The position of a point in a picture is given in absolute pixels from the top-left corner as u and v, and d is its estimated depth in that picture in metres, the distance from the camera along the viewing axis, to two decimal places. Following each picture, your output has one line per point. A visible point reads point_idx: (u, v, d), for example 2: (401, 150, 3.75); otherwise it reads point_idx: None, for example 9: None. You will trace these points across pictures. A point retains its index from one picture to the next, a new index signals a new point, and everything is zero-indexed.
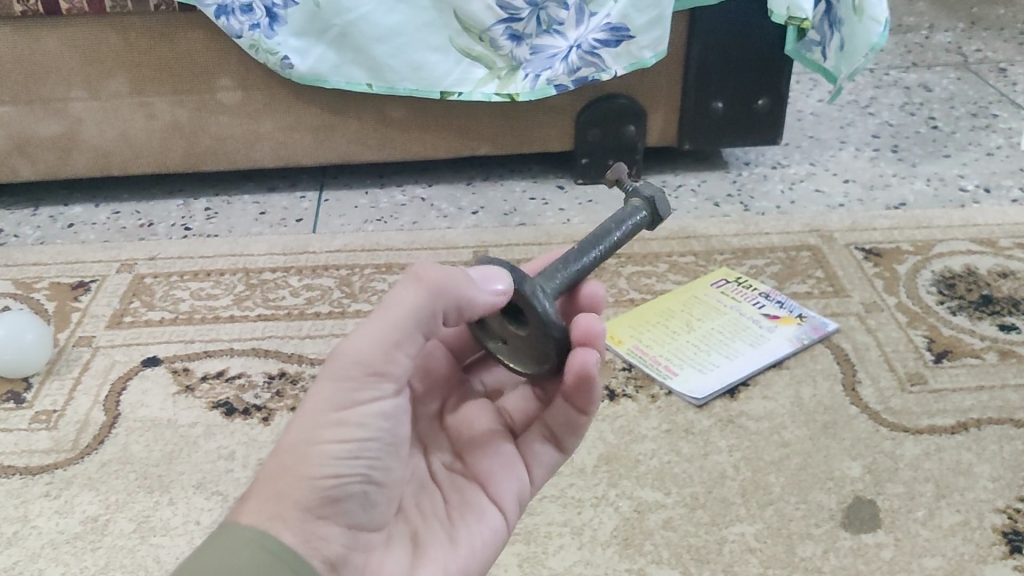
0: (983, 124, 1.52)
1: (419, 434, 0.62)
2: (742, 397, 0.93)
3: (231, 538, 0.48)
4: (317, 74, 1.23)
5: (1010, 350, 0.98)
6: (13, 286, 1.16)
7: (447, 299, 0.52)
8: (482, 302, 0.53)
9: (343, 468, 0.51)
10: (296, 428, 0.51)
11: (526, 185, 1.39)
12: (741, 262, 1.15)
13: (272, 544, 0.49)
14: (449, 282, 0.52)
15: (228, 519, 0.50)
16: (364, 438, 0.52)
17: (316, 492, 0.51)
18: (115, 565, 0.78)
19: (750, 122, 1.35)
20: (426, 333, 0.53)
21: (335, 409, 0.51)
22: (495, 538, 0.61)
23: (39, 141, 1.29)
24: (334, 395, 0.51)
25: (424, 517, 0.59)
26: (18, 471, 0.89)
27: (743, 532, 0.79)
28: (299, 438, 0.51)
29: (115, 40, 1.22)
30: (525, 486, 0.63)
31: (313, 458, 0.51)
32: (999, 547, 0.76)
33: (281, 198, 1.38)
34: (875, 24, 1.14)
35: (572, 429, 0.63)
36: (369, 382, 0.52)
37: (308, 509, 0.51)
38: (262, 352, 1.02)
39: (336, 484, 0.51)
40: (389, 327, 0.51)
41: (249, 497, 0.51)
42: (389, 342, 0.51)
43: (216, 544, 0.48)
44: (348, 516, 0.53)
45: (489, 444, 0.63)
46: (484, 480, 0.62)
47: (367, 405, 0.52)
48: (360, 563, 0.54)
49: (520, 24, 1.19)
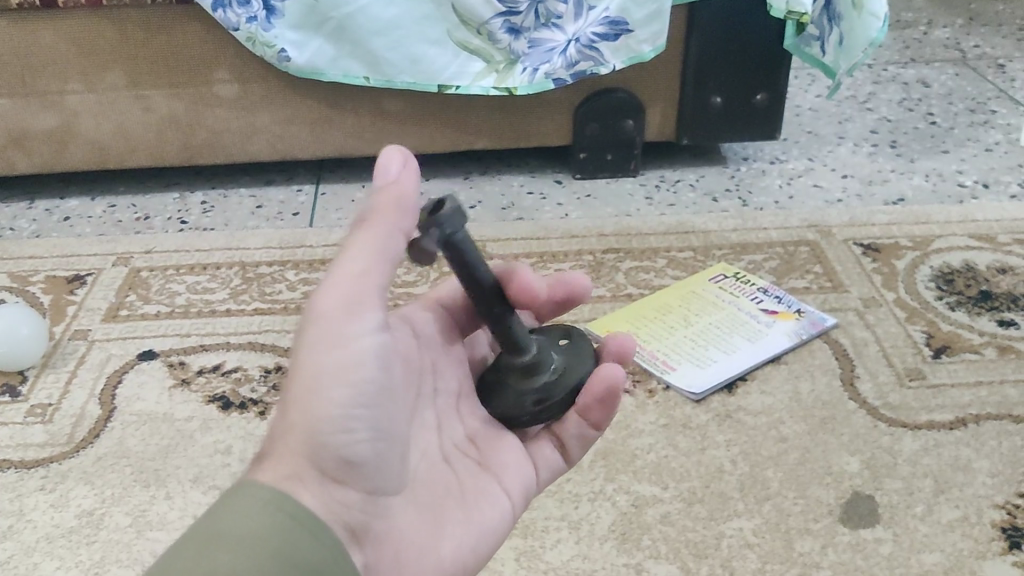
0: (982, 120, 1.52)
1: (441, 407, 0.62)
2: (740, 392, 0.93)
3: (246, 498, 0.47)
4: (314, 67, 1.22)
5: (1009, 345, 0.98)
6: (8, 279, 1.15)
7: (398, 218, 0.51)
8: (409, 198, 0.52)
9: (350, 422, 0.51)
10: (301, 382, 0.51)
11: (523, 180, 1.38)
12: (739, 257, 1.15)
13: (289, 506, 0.47)
14: (399, 201, 0.51)
15: (241, 480, 0.49)
16: (364, 382, 0.51)
17: (326, 448, 0.50)
18: (111, 559, 0.78)
19: (749, 117, 1.34)
20: (393, 258, 0.51)
21: (328, 354, 0.50)
22: (504, 524, 0.60)
23: (35, 135, 1.28)
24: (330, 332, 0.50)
25: (439, 493, 0.58)
26: (13, 465, 0.88)
27: (741, 527, 0.78)
28: (303, 393, 0.50)
29: (111, 33, 1.21)
30: (531, 479, 0.63)
31: (317, 413, 0.50)
32: (998, 543, 0.76)
33: (277, 192, 1.37)
34: (875, 19, 1.14)
35: (581, 441, 0.64)
36: (347, 316, 0.51)
37: (322, 469, 0.50)
38: (258, 346, 1.02)
39: (345, 440, 0.51)
40: (363, 259, 0.50)
41: (263, 459, 0.50)
42: (368, 275, 0.50)
43: (231, 501, 0.47)
44: (362, 478, 0.52)
45: (504, 435, 0.63)
46: (498, 468, 0.61)
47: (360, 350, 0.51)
48: (379, 530, 0.53)
49: (518, 18, 1.18)
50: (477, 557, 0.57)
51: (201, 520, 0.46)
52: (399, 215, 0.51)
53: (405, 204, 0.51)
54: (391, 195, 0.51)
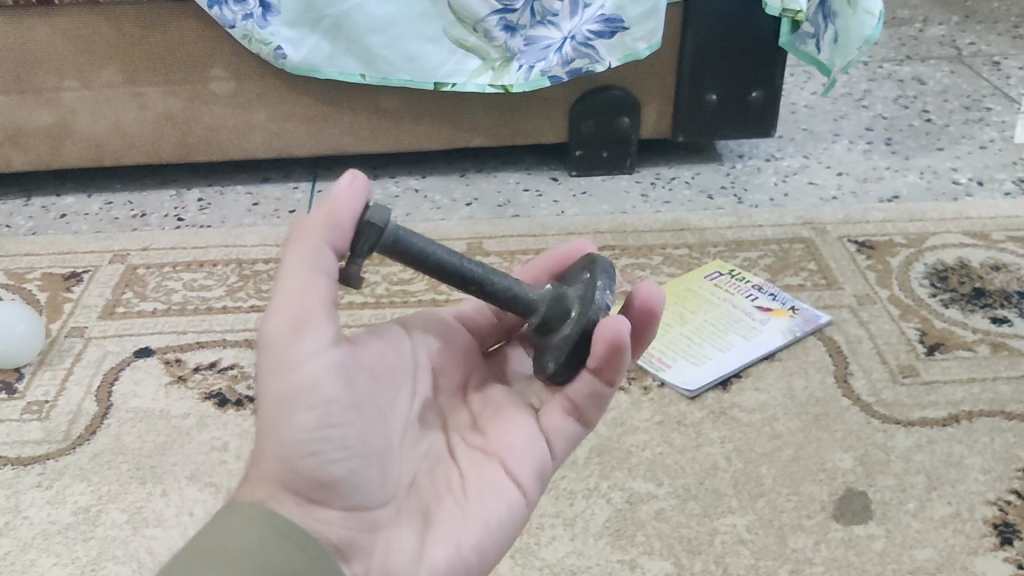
0: (977, 117, 1.52)
1: (437, 408, 0.62)
2: (734, 389, 0.93)
3: (238, 513, 0.49)
4: (311, 65, 1.22)
5: (1002, 343, 0.98)
6: (4, 277, 1.15)
7: (324, 232, 0.50)
8: (340, 205, 0.50)
9: (314, 442, 0.51)
10: (266, 408, 0.51)
11: (520, 177, 1.39)
12: (734, 255, 1.15)
13: (275, 521, 0.50)
14: (325, 216, 0.50)
15: (232, 501, 0.52)
16: (326, 400, 0.51)
17: (295, 469, 0.51)
18: (108, 556, 0.78)
19: (744, 115, 1.34)
20: (330, 273, 0.51)
21: (287, 378, 0.50)
22: (514, 514, 0.58)
23: (31, 132, 1.28)
24: (280, 362, 0.50)
25: (436, 494, 0.58)
26: (9, 462, 0.89)
27: (735, 524, 0.79)
28: (269, 421, 0.51)
29: (107, 30, 1.21)
30: (543, 458, 0.60)
31: (283, 435, 0.51)
32: (989, 539, 0.77)
33: (274, 189, 1.37)
34: (870, 17, 1.14)
35: (597, 402, 0.59)
36: (297, 341, 0.50)
37: (296, 490, 0.51)
38: (254, 344, 1.02)
39: (313, 459, 0.51)
40: (295, 281, 0.50)
41: (247, 481, 0.53)
42: (310, 295, 0.50)
43: (226, 517, 0.50)
44: (338, 495, 0.52)
45: (509, 419, 0.61)
46: (503, 454, 0.59)
47: (315, 372, 0.51)
48: (367, 543, 0.53)
49: (514, 15, 1.18)
50: (481, 557, 0.57)
51: (200, 530, 0.49)
52: (329, 231, 0.50)
53: (337, 219, 0.50)
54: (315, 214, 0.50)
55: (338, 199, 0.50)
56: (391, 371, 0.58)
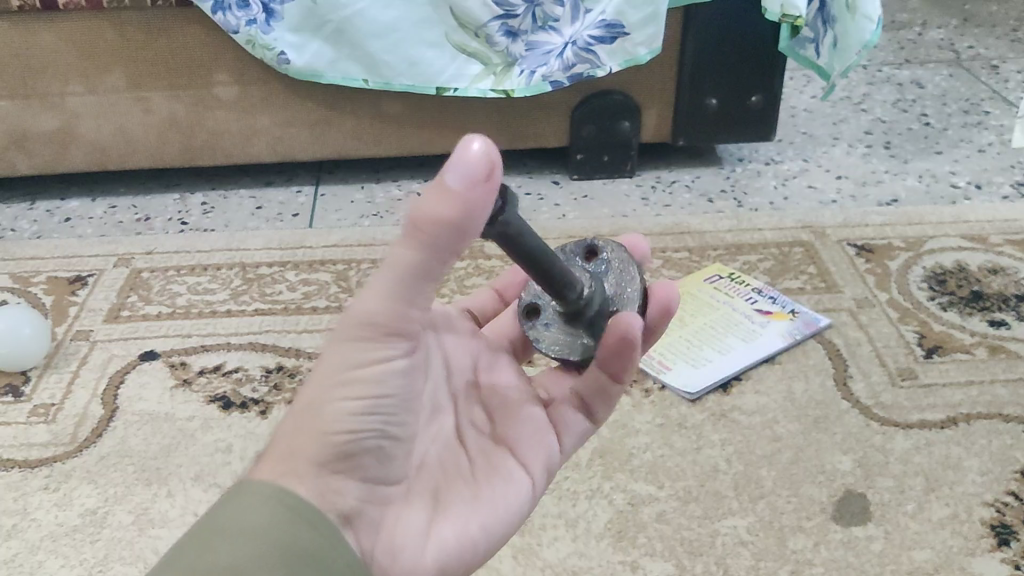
0: (975, 121, 1.53)
1: (453, 386, 0.60)
2: (734, 392, 0.94)
3: (247, 494, 0.46)
4: (313, 70, 1.23)
5: (1000, 346, 0.99)
6: (10, 280, 1.16)
7: (445, 238, 0.43)
8: (471, 207, 0.42)
9: (358, 424, 0.49)
10: (317, 386, 0.49)
11: (521, 181, 1.39)
12: (733, 258, 1.16)
13: (289, 499, 0.47)
14: (456, 221, 0.42)
15: (243, 478, 0.48)
16: (377, 394, 0.50)
17: (330, 447, 0.48)
18: (114, 557, 0.79)
19: (744, 119, 1.35)
20: (434, 277, 0.45)
21: (347, 365, 0.48)
22: (523, 501, 0.59)
23: (36, 136, 1.29)
24: (347, 354, 0.48)
25: (448, 474, 0.57)
26: (17, 464, 0.90)
27: (735, 525, 0.80)
28: (315, 398, 0.48)
29: (112, 35, 1.22)
30: (551, 453, 0.61)
31: (327, 414, 0.48)
32: (987, 540, 0.77)
33: (277, 193, 1.38)
34: (868, 22, 1.15)
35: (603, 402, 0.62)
36: (370, 332, 0.47)
37: (320, 465, 0.48)
38: (259, 347, 1.03)
39: (350, 439, 0.49)
40: (399, 282, 0.45)
41: (264, 457, 0.49)
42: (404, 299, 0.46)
43: (231, 503, 0.46)
44: (362, 471, 0.51)
45: (522, 411, 0.62)
46: (517, 443, 0.60)
47: (377, 365, 0.49)
48: (376, 517, 0.52)
49: (515, 21, 1.19)
50: (488, 538, 0.57)
51: (208, 513, 0.47)
52: (452, 236, 0.43)
53: (466, 226, 0.42)
54: (440, 202, 0.42)
55: (471, 192, 0.41)
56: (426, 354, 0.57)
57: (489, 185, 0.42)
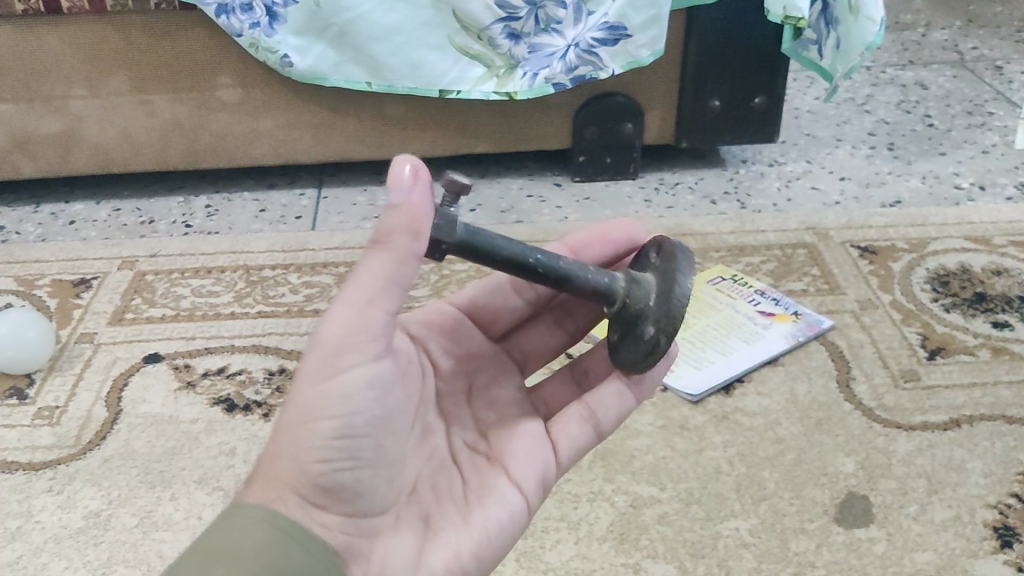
0: (979, 122, 1.53)
1: (442, 410, 0.64)
2: (737, 394, 0.94)
3: (241, 517, 0.49)
4: (316, 73, 1.24)
5: (1003, 347, 0.99)
6: (14, 283, 1.17)
7: (400, 242, 0.46)
8: (410, 206, 0.45)
9: (333, 451, 0.50)
10: (294, 406, 0.50)
11: (524, 183, 1.40)
12: (737, 259, 1.16)
13: (281, 522, 0.49)
14: (406, 226, 0.46)
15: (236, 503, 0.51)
16: (351, 412, 0.51)
17: (311, 478, 0.50)
18: (118, 560, 0.80)
19: (748, 120, 1.35)
20: (402, 287, 0.48)
21: (321, 380, 0.50)
22: (514, 519, 0.60)
23: (40, 139, 1.30)
24: (317, 368, 0.49)
25: (438, 498, 0.59)
26: (21, 467, 0.90)
27: (738, 527, 0.80)
28: (292, 423, 0.50)
29: (115, 38, 1.23)
30: (546, 469, 0.63)
31: (303, 441, 0.50)
32: (990, 542, 0.77)
33: (280, 196, 1.39)
34: (870, 24, 1.14)
35: (615, 415, 0.66)
36: (341, 343, 0.49)
37: (303, 495, 0.50)
38: (262, 349, 1.03)
39: (326, 471, 0.50)
40: (372, 292, 0.47)
41: (254, 481, 0.51)
42: (374, 307, 0.48)
43: (226, 525, 0.49)
44: (346, 503, 0.52)
45: (514, 427, 0.64)
46: (506, 461, 0.62)
47: (348, 373, 0.50)
48: (364, 548, 0.53)
49: (518, 23, 1.19)
50: (479, 561, 0.58)
51: (204, 537, 0.49)
52: (410, 239, 0.46)
53: (417, 224, 0.46)
54: (394, 216, 0.46)
55: (411, 198, 0.45)
56: (411, 380, 0.60)
57: (415, 186, 0.45)
